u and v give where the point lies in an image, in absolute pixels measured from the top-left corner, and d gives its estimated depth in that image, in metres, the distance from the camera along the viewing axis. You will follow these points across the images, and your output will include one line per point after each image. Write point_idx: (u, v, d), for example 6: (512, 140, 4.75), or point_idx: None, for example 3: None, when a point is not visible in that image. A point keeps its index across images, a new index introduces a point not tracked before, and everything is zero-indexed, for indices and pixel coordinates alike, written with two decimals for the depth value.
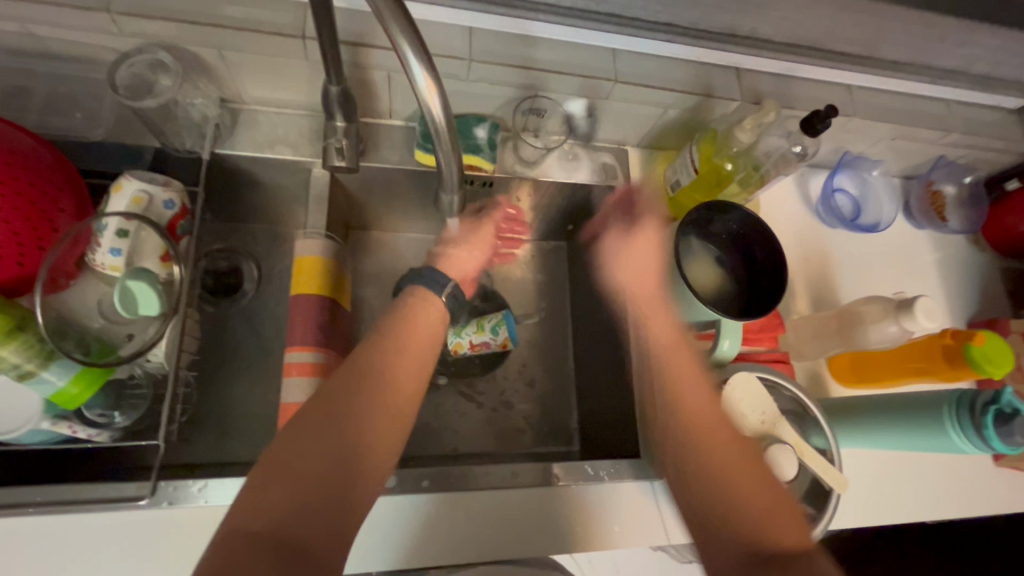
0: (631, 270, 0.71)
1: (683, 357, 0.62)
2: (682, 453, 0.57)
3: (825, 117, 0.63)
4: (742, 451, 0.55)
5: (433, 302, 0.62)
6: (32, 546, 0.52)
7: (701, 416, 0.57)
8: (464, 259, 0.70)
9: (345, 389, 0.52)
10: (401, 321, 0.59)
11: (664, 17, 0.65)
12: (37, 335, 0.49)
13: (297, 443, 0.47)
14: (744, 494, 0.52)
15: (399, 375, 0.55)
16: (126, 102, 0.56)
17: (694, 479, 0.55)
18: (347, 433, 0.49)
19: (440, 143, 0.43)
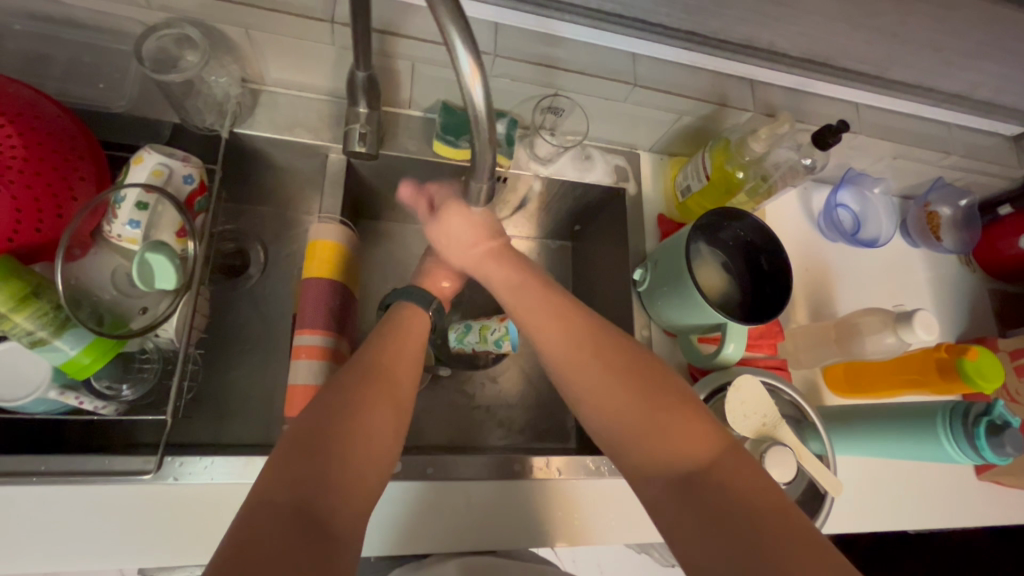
0: (465, 249, 0.67)
1: (552, 312, 0.58)
2: (590, 413, 0.53)
3: (837, 131, 0.65)
4: (633, 374, 0.53)
5: (419, 314, 0.62)
6: (30, 515, 0.51)
7: (595, 371, 0.53)
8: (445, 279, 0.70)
9: (355, 375, 0.51)
10: (396, 319, 0.60)
11: (686, 25, 0.66)
12: (52, 303, 0.48)
13: (313, 423, 0.46)
14: (668, 430, 0.48)
15: (403, 363, 0.55)
16: (151, 75, 0.55)
17: (610, 422, 0.52)
18: (360, 414, 0.48)
19: (476, 132, 0.42)
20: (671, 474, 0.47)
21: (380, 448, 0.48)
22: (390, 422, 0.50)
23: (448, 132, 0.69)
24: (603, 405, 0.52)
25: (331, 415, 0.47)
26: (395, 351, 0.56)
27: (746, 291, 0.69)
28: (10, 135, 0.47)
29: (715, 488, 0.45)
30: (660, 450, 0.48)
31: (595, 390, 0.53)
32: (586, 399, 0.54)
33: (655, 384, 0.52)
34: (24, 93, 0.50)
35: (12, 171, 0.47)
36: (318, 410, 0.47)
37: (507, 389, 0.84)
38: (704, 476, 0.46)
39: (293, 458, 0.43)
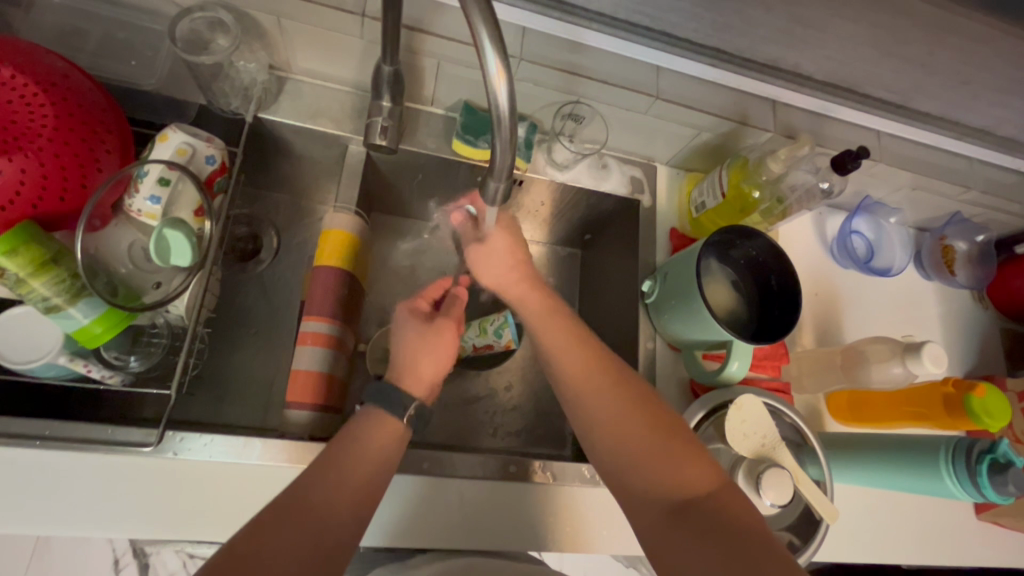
0: (495, 270, 0.67)
1: (563, 334, 0.59)
2: (596, 444, 0.53)
3: (858, 156, 0.65)
4: (636, 405, 0.53)
5: (390, 423, 0.53)
6: (24, 483, 0.51)
7: (608, 402, 0.54)
8: (428, 365, 0.60)
9: (309, 476, 0.47)
10: (360, 421, 0.52)
11: (713, 42, 0.67)
12: (69, 271, 0.49)
13: (261, 535, 0.42)
14: (675, 467, 0.49)
15: (367, 460, 0.49)
16: (182, 55, 0.57)
17: (612, 451, 0.52)
18: (285, 557, 0.42)
19: (497, 133, 0.43)
20: (672, 511, 0.47)
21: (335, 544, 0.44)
22: (340, 521, 0.45)
23: (469, 132, 0.70)
24: (607, 437, 0.53)
25: (276, 525, 0.43)
26: (359, 435, 0.51)
27: (754, 310, 0.69)
28: (43, 104, 0.48)
29: (719, 529, 0.45)
30: (662, 485, 0.49)
31: (606, 419, 0.53)
32: (594, 429, 0.54)
33: (659, 415, 0.53)
34: (58, 63, 0.51)
35: (42, 140, 0.48)
36: (264, 520, 0.43)
37: (506, 392, 0.84)
38: (708, 516, 0.46)
39: None
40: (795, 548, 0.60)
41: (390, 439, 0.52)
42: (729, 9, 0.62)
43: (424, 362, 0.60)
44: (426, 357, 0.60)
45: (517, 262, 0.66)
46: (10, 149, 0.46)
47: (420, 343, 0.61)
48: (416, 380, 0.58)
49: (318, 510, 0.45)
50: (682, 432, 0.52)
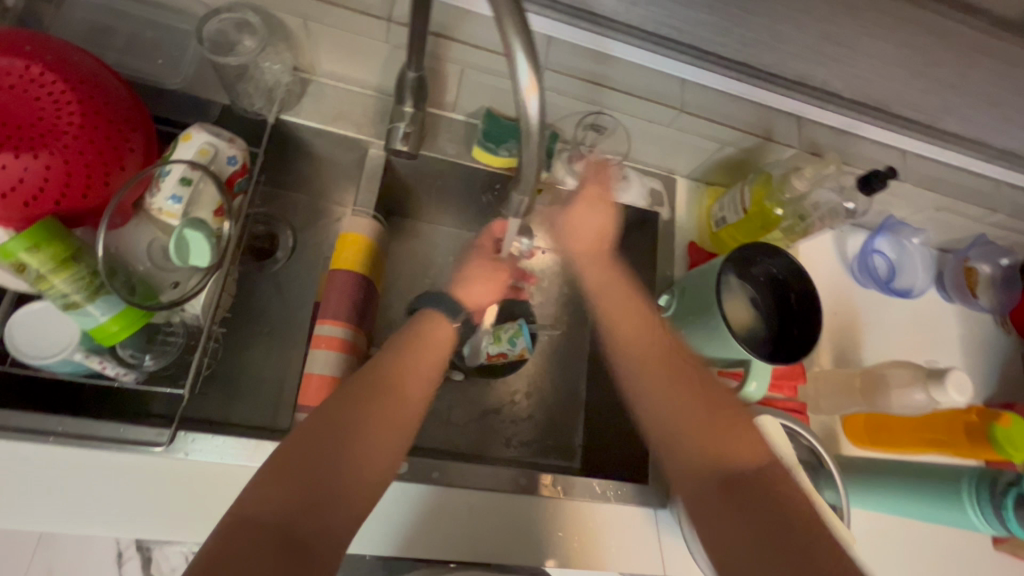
0: (578, 237, 0.72)
1: (625, 304, 0.66)
2: (650, 405, 0.59)
3: (884, 177, 0.64)
4: (686, 380, 0.59)
5: (443, 324, 0.61)
6: (36, 479, 0.51)
7: (665, 376, 0.60)
8: (483, 290, 0.67)
9: (349, 398, 0.50)
10: (417, 324, 0.60)
11: (741, 56, 0.66)
12: (89, 268, 0.49)
13: (307, 446, 0.45)
14: (729, 445, 0.53)
15: (424, 364, 0.57)
16: (209, 55, 0.57)
17: (661, 417, 0.57)
18: (360, 441, 0.48)
19: (526, 143, 0.43)
20: (717, 474, 0.52)
21: (380, 467, 0.49)
22: (381, 446, 0.49)
23: (490, 139, 0.69)
24: (660, 405, 0.58)
25: (322, 439, 0.46)
26: (395, 364, 0.55)
27: (773, 329, 0.67)
28: (71, 101, 0.48)
29: (764, 511, 0.48)
30: (708, 447, 0.53)
31: (658, 386, 0.59)
32: (647, 396, 0.59)
33: (708, 387, 0.58)
34: (86, 61, 0.51)
35: (67, 138, 0.48)
36: (306, 430, 0.46)
37: (516, 401, 0.83)
38: (755, 495, 0.49)
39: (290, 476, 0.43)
40: None
41: (424, 372, 0.56)
42: (758, 26, 0.62)
43: (478, 286, 0.66)
44: (486, 280, 0.66)
45: (599, 235, 0.71)
46: (36, 146, 0.46)
47: (479, 264, 0.68)
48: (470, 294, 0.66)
49: (381, 409, 0.51)
50: (727, 399, 0.57)
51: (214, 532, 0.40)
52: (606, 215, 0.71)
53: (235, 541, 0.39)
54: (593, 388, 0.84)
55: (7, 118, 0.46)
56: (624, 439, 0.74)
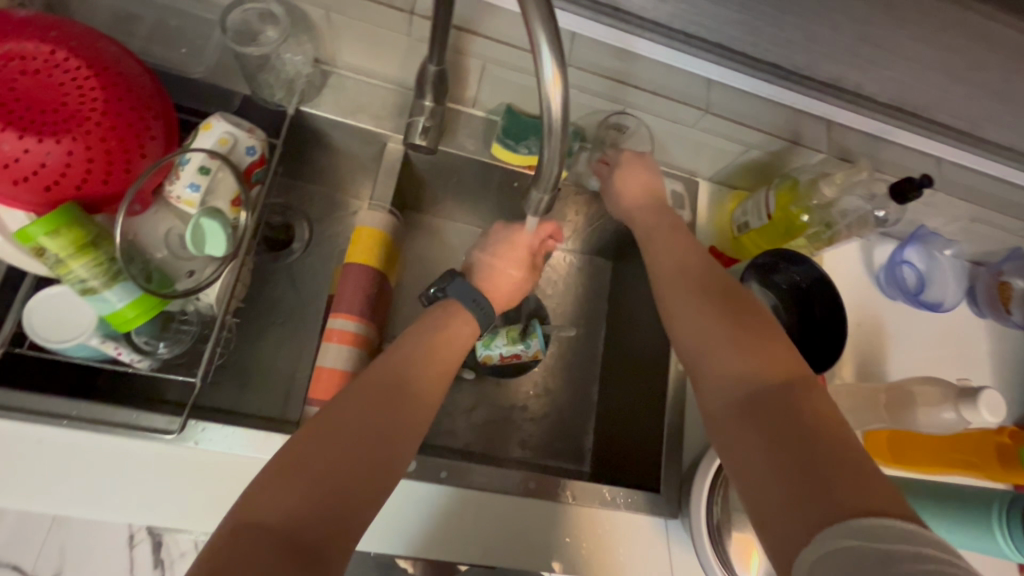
0: (625, 193, 0.67)
1: (665, 235, 0.62)
2: (682, 329, 0.54)
3: (918, 185, 0.61)
4: (725, 298, 0.53)
5: (461, 317, 0.60)
6: (47, 463, 0.51)
7: (700, 297, 0.54)
8: (507, 280, 0.67)
9: (355, 393, 0.49)
10: (437, 318, 0.59)
11: (771, 57, 0.64)
12: (108, 254, 0.49)
13: (312, 443, 0.44)
14: (757, 356, 0.47)
15: (438, 354, 0.56)
16: (231, 45, 0.57)
17: (693, 336, 0.52)
18: (368, 429, 0.46)
19: (547, 142, 0.41)
20: (745, 391, 0.46)
21: (391, 462, 0.47)
22: (391, 439, 0.47)
23: (509, 135, 0.68)
24: (693, 324, 0.53)
25: (328, 435, 0.45)
26: (402, 359, 0.53)
27: (795, 339, 0.65)
28: (94, 88, 0.48)
29: (786, 423, 0.42)
30: (740, 367, 0.48)
31: (692, 306, 0.54)
32: (680, 318, 0.54)
33: (747, 308, 0.52)
34: (111, 48, 0.51)
35: (90, 124, 0.48)
36: (310, 429, 0.45)
37: (526, 402, 0.82)
38: (781, 407, 0.43)
39: (296, 468, 0.42)
40: None
41: (435, 365, 0.55)
42: (792, 26, 0.60)
43: (501, 278, 0.67)
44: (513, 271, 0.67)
45: (650, 179, 0.67)
46: (59, 131, 0.46)
47: (516, 268, 0.67)
48: (499, 296, 0.67)
49: (390, 396, 0.50)
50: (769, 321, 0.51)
51: (209, 545, 0.38)
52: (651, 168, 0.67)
53: (237, 548, 0.37)
54: (605, 392, 0.83)
55: (32, 101, 0.46)
56: (636, 445, 0.73)
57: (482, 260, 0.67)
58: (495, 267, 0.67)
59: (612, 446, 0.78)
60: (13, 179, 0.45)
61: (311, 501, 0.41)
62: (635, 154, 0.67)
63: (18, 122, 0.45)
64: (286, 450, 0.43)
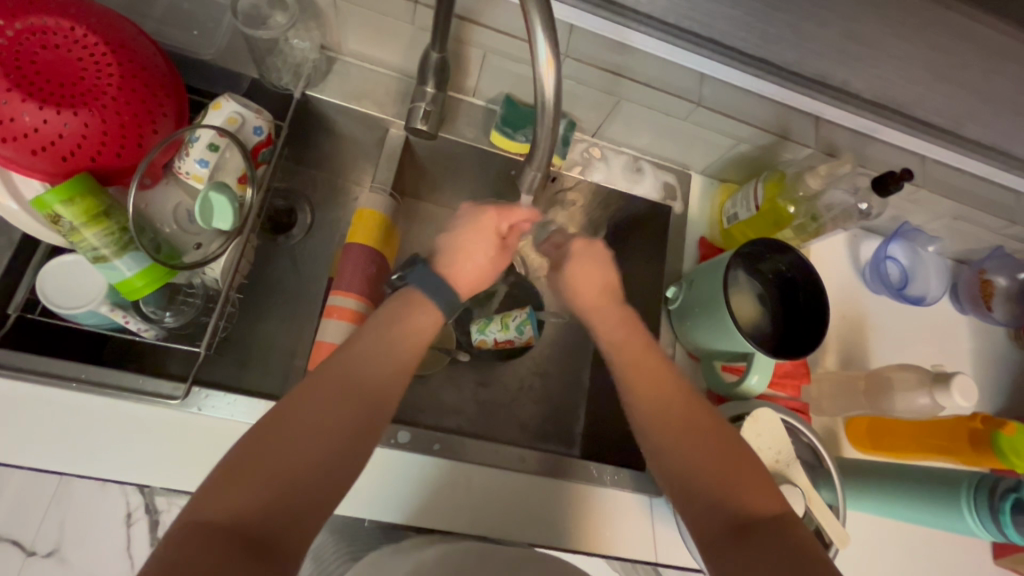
0: (581, 293, 0.66)
1: (636, 343, 0.61)
2: (665, 457, 0.53)
3: (899, 177, 0.64)
4: (703, 421, 0.54)
5: (419, 306, 0.55)
6: (54, 425, 0.53)
7: (681, 421, 0.54)
8: (472, 255, 0.61)
9: (314, 386, 0.46)
10: (398, 303, 0.55)
11: (758, 52, 0.68)
12: (119, 224, 0.52)
13: (266, 445, 0.41)
14: (746, 490, 0.49)
15: (402, 341, 0.52)
16: (242, 29, 0.59)
17: (679, 463, 0.52)
18: (324, 426, 0.44)
19: (540, 122, 0.44)
20: (737, 526, 0.47)
21: (350, 459, 0.44)
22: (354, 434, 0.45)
23: (509, 124, 0.70)
24: (676, 452, 0.53)
25: (284, 436, 0.42)
26: (366, 346, 0.50)
27: (778, 326, 0.68)
28: (110, 64, 0.50)
29: (780, 551, 0.44)
30: (728, 501, 0.48)
31: (676, 433, 0.54)
32: (663, 445, 0.54)
33: (723, 432, 0.53)
34: (127, 27, 0.53)
35: (106, 98, 0.50)
36: (265, 428, 0.43)
37: (519, 386, 0.84)
38: (767, 537, 0.45)
39: (248, 469, 0.40)
40: None
41: (404, 351, 0.52)
42: (781, 22, 0.64)
43: (464, 254, 0.61)
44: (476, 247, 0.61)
45: (604, 280, 0.66)
46: (76, 104, 0.49)
47: (484, 254, 0.62)
48: (466, 281, 0.61)
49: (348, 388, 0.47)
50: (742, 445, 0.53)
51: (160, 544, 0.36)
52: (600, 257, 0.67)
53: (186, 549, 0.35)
54: (596, 378, 0.85)
55: (50, 74, 0.48)
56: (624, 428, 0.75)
57: (448, 243, 0.62)
58: (462, 250, 0.61)
59: (601, 430, 0.80)
60: (31, 149, 0.48)
61: (267, 506, 0.39)
62: (585, 244, 0.68)
63: (38, 93, 0.47)
64: (239, 452, 0.41)
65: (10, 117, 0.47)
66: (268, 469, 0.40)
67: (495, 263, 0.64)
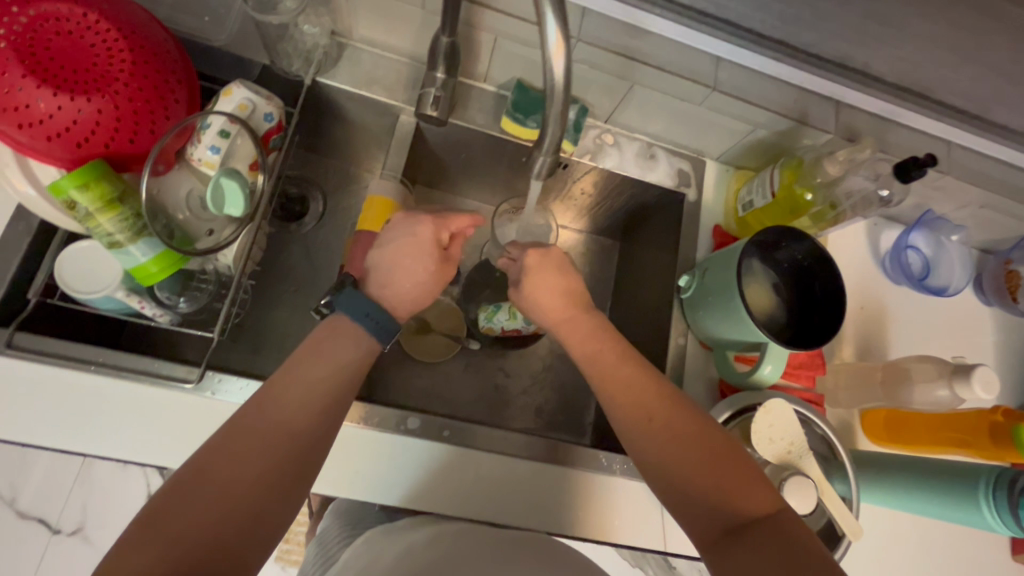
0: (544, 306, 0.63)
1: (606, 353, 0.59)
2: (649, 465, 0.53)
3: (922, 165, 0.61)
4: (682, 427, 0.53)
5: (342, 337, 0.53)
6: (69, 408, 0.54)
7: (659, 429, 0.53)
8: (405, 273, 0.58)
9: (235, 427, 0.46)
10: (333, 327, 0.54)
11: (779, 34, 0.68)
12: (134, 211, 0.52)
13: (173, 504, 0.41)
14: (737, 492, 0.49)
15: (331, 364, 0.51)
16: (253, 14, 0.59)
17: (660, 474, 0.52)
18: (244, 466, 0.44)
19: (550, 105, 0.44)
20: (729, 531, 0.47)
21: (278, 493, 0.45)
22: (269, 486, 0.44)
23: (519, 110, 0.70)
24: (659, 460, 0.52)
25: (193, 493, 0.42)
26: (285, 390, 0.48)
27: (793, 315, 0.67)
28: (122, 50, 0.51)
29: (769, 552, 0.44)
30: (718, 504, 0.49)
31: (651, 445, 0.53)
32: (646, 456, 0.53)
33: (708, 434, 0.53)
34: (139, 13, 0.53)
35: (119, 85, 0.50)
36: (176, 485, 0.42)
37: (529, 375, 0.84)
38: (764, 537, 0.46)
39: (166, 518, 0.40)
40: None
41: (327, 390, 0.50)
42: (798, 3, 0.68)
43: (400, 274, 0.58)
44: (414, 263, 0.58)
45: (565, 294, 0.63)
46: (90, 90, 0.49)
47: (423, 270, 0.59)
48: (404, 302, 0.59)
49: (270, 424, 0.46)
50: (726, 446, 0.52)
51: None
52: (557, 271, 0.63)
53: None
54: None
55: (64, 60, 0.48)
56: None
57: (380, 260, 0.58)
58: (398, 268, 0.58)
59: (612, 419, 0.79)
60: (47, 136, 0.48)
61: (180, 558, 0.39)
62: (540, 254, 0.63)
63: (52, 80, 0.48)
64: (155, 506, 0.41)
65: (26, 104, 0.47)
66: (186, 517, 0.40)
67: (437, 278, 0.61)
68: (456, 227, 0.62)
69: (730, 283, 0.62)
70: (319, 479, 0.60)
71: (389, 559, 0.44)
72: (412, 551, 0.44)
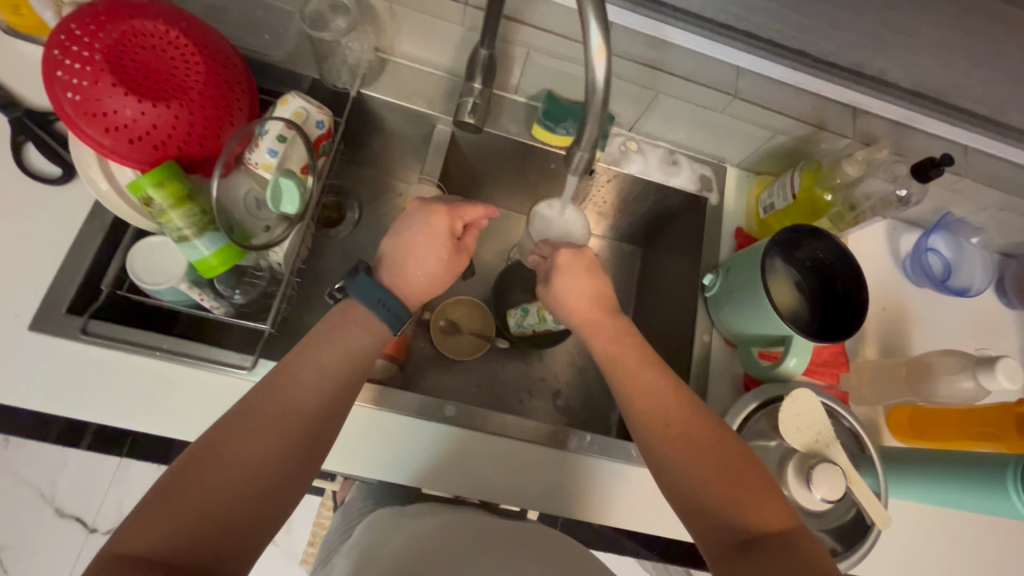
0: (571, 309, 0.65)
1: (628, 354, 0.62)
2: (658, 457, 0.55)
3: (939, 164, 0.64)
4: (700, 433, 0.55)
5: (363, 325, 0.56)
6: (134, 391, 0.58)
7: (676, 434, 0.55)
8: (417, 262, 0.61)
9: (253, 406, 0.49)
10: (347, 314, 0.56)
11: (796, 43, 0.72)
12: (201, 208, 0.57)
13: (196, 469, 0.45)
14: (748, 506, 0.51)
15: (343, 354, 0.54)
16: (309, 31, 0.64)
17: (670, 471, 0.54)
18: (262, 445, 0.47)
19: (590, 107, 0.48)
20: (741, 544, 0.50)
21: (293, 473, 0.48)
22: (284, 467, 0.48)
23: (549, 117, 0.73)
24: (671, 459, 0.54)
25: (209, 466, 0.45)
26: (300, 376, 0.51)
27: (816, 310, 0.69)
28: (197, 62, 0.56)
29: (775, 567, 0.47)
30: (728, 512, 0.51)
31: (669, 451, 0.55)
32: (655, 451, 0.56)
33: (721, 440, 0.55)
34: (210, 31, 0.59)
35: (193, 93, 0.56)
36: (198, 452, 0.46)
37: (556, 375, 0.86)
38: (769, 550, 0.48)
39: (187, 483, 0.44)
40: (838, 553, 0.59)
41: (338, 380, 0.53)
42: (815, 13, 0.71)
43: (419, 263, 0.61)
44: (441, 259, 0.62)
45: (593, 296, 0.65)
46: (168, 98, 0.54)
47: (437, 260, 0.62)
48: (417, 290, 0.61)
49: (285, 406, 0.50)
50: (739, 454, 0.54)
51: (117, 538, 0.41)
52: (585, 273, 0.66)
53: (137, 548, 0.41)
54: None
55: (147, 71, 0.54)
56: None
57: (394, 249, 0.61)
58: (411, 257, 0.61)
59: None
60: (129, 139, 0.53)
61: (203, 521, 0.43)
62: (573, 254, 0.66)
63: (136, 89, 0.53)
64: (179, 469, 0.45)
65: (113, 110, 0.52)
66: (207, 483, 0.44)
67: (450, 266, 0.64)
68: (468, 217, 0.65)
69: (755, 279, 0.64)
70: (368, 464, 0.63)
71: (396, 546, 0.45)
72: (423, 538, 0.45)
